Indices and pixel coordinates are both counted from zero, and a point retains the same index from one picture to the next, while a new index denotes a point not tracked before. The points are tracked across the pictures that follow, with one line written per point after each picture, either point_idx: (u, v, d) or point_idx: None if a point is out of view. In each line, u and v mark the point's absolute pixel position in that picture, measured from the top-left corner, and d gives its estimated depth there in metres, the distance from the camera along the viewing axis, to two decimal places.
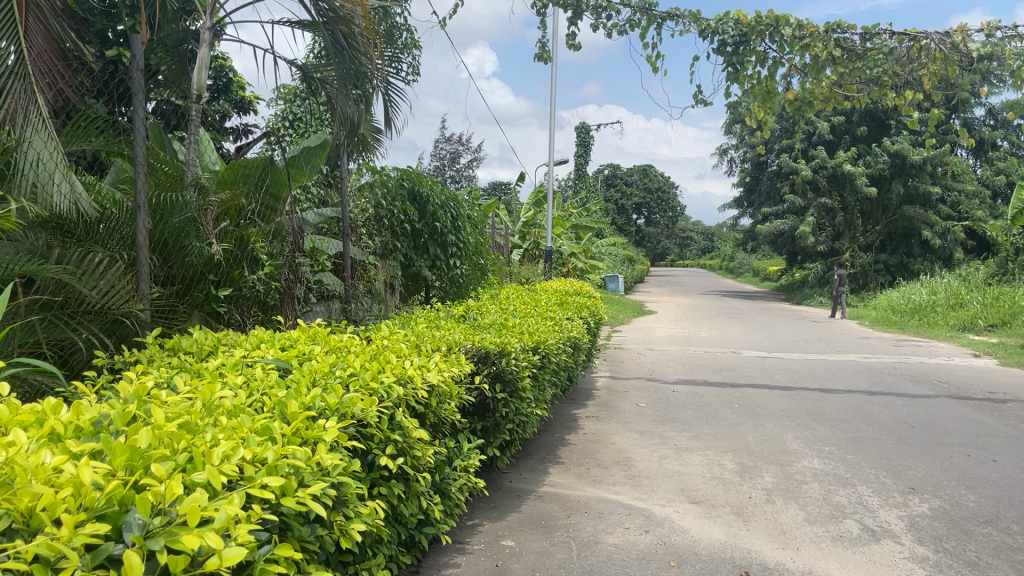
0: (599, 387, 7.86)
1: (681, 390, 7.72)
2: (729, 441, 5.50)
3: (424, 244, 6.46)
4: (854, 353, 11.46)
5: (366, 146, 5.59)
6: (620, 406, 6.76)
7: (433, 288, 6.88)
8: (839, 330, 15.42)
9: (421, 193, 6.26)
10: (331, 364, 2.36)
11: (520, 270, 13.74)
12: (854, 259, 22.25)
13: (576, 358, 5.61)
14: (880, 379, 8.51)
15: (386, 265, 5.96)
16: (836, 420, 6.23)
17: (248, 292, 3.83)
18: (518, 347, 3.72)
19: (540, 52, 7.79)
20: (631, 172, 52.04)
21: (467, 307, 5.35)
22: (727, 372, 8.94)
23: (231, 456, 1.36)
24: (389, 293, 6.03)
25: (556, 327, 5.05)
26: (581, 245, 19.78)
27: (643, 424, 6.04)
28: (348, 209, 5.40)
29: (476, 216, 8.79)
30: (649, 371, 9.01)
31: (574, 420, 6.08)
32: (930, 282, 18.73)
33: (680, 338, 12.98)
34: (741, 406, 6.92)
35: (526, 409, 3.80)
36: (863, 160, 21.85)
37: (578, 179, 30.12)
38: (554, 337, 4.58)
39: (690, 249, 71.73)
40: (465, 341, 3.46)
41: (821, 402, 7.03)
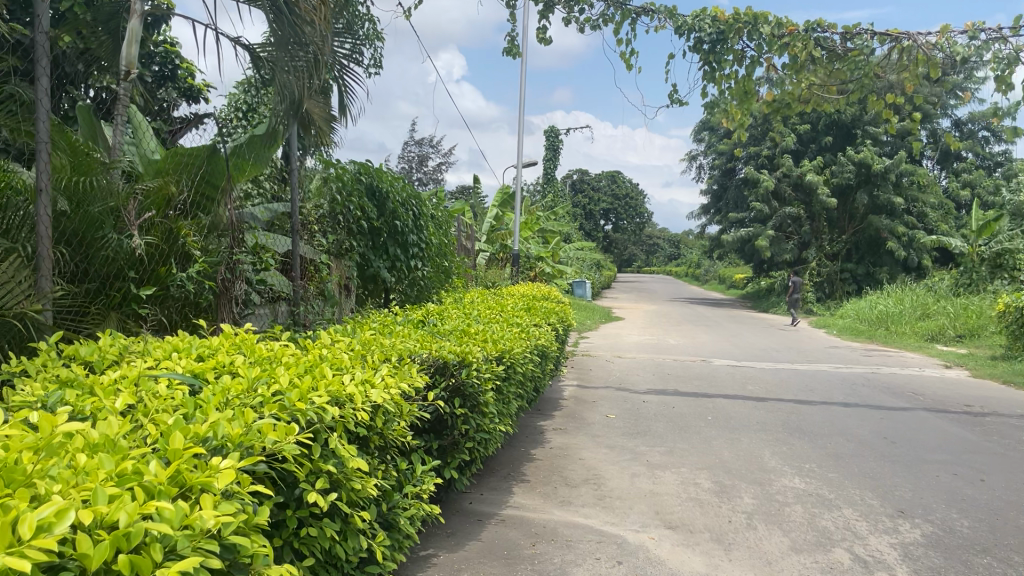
0: (566, 396, 7.53)
1: (651, 400, 7.42)
2: (704, 456, 5.18)
3: (384, 244, 6.08)
4: (825, 363, 11.29)
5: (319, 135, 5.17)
6: (588, 417, 6.43)
7: (393, 293, 6.47)
8: (808, 339, 15.32)
9: (380, 188, 5.90)
10: (251, 378, 1.98)
11: (486, 273, 13.39)
12: (820, 267, 22.26)
13: (543, 368, 5.24)
14: (853, 391, 8.30)
15: (340, 264, 5.56)
16: (814, 435, 5.96)
17: (177, 292, 3.40)
18: (481, 356, 3.35)
19: (509, 47, 7.44)
20: (599, 178, 51.99)
21: (428, 312, 4.96)
22: (697, 382, 8.66)
23: (52, 526, 1.06)
24: (343, 294, 5.64)
25: (523, 336, 4.68)
26: (549, 250, 19.50)
27: (613, 437, 5.72)
28: (298, 202, 4.94)
29: (441, 216, 8.41)
30: (618, 380, 8.71)
31: (540, 433, 5.73)
32: (897, 292, 18.76)
33: (649, 345, 12.72)
34: (714, 417, 6.64)
35: (488, 425, 3.42)
36: (829, 169, 21.88)
37: (546, 183, 29.90)
38: (520, 346, 4.20)
39: (657, 256, 72.00)
40: (421, 350, 3.09)
41: (797, 415, 6.77)
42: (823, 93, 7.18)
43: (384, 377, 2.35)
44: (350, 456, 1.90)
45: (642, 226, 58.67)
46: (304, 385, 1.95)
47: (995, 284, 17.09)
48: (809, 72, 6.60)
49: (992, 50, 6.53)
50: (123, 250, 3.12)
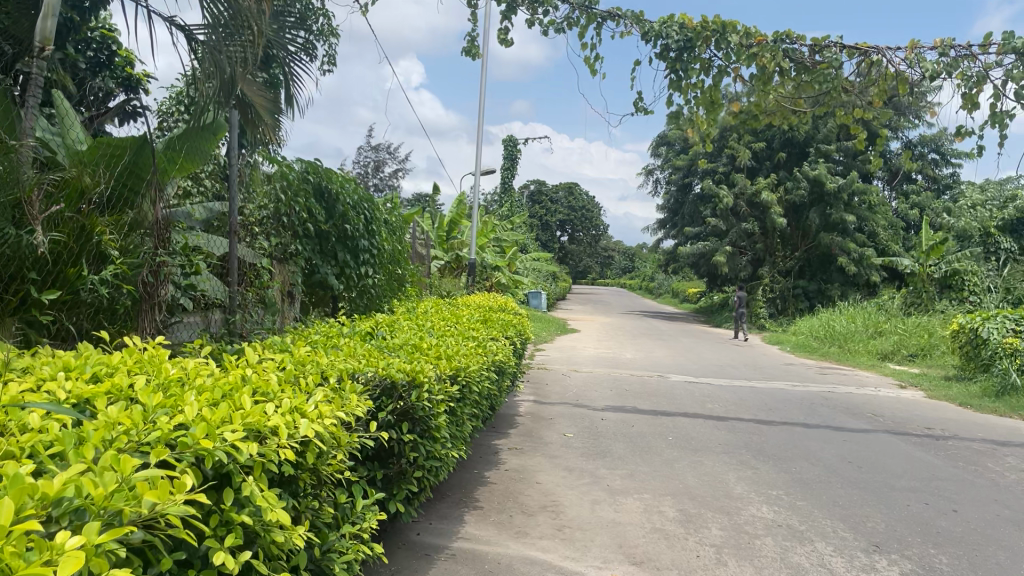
0: (521, 412, 7.21)
1: (609, 418, 7.15)
2: (667, 481, 4.91)
3: (332, 249, 5.71)
4: (781, 380, 11.17)
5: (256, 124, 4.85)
6: (546, 437, 6.12)
7: (341, 301, 6.11)
8: (763, 355, 15.26)
9: (329, 189, 5.55)
10: (150, 408, 1.64)
11: (440, 282, 13.04)
12: (773, 284, 22.34)
13: (500, 384, 4.91)
14: (814, 410, 8.15)
15: (284, 268, 5.16)
16: (779, 458, 5.75)
17: (88, 297, 3.04)
18: (433, 374, 3.02)
19: (469, 47, 7.14)
20: (556, 189, 51.93)
21: (377, 323, 4.61)
22: (656, 398, 8.43)
23: None
24: (287, 302, 5.24)
25: (480, 350, 4.35)
26: (505, 259, 19.19)
27: (572, 458, 5.42)
28: (237, 200, 4.52)
29: (395, 222, 8.06)
30: (575, 395, 8.43)
31: (495, 453, 5.40)
32: (849, 310, 18.86)
33: (604, 359, 12.49)
34: (675, 437, 6.39)
35: (440, 451, 3.10)
36: (783, 187, 22.02)
37: (504, 193, 29.63)
38: (476, 363, 3.87)
39: (612, 268, 72.24)
40: (365, 368, 2.74)
41: (760, 436, 6.57)
42: (790, 105, 7.01)
43: (317, 404, 2.01)
44: (268, 503, 1.57)
45: (598, 239, 58.78)
46: (215, 415, 1.61)
47: (943, 304, 17.28)
48: (778, 84, 6.41)
49: (961, 68, 6.42)
50: (23, 248, 2.76)
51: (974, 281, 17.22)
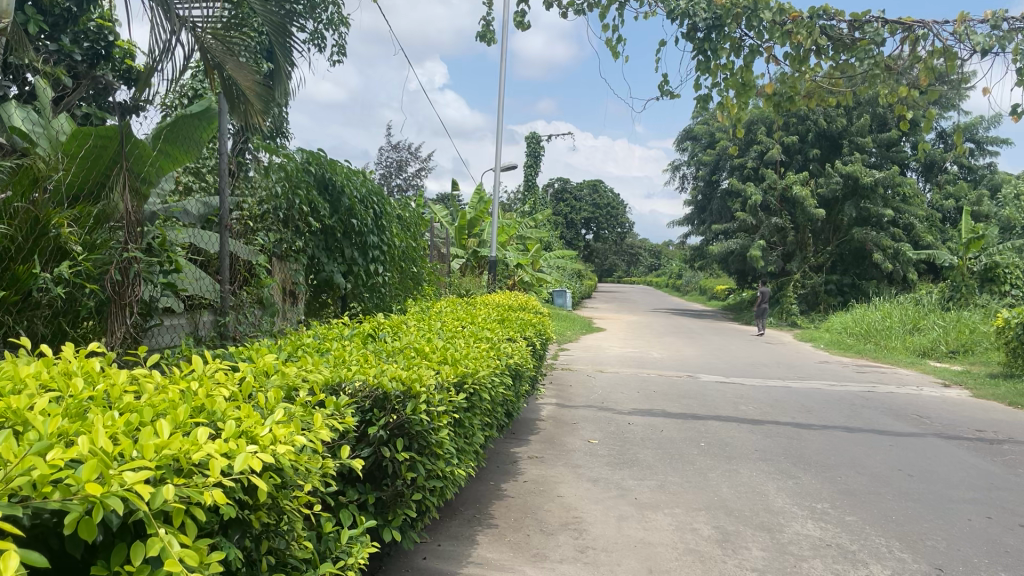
0: (544, 416, 6.82)
1: (637, 422, 6.74)
2: (700, 494, 4.50)
3: (338, 245, 5.38)
4: (817, 380, 10.67)
5: (245, 112, 4.41)
6: (570, 444, 5.72)
7: (349, 300, 5.79)
8: (795, 353, 14.74)
9: (334, 182, 5.21)
10: (44, 438, 1.27)
11: (460, 281, 12.67)
12: (805, 280, 21.69)
13: (516, 388, 4.54)
14: (855, 412, 7.69)
15: (285, 266, 4.81)
16: (822, 466, 5.32)
17: (41, 298, 2.75)
18: (434, 382, 2.64)
19: (484, 31, 6.77)
20: (581, 187, 51.35)
21: (382, 324, 4.24)
22: (686, 400, 8.00)
23: None
24: (290, 302, 4.93)
25: (493, 353, 3.97)
26: (528, 257, 18.79)
27: (597, 468, 5.02)
28: (228, 193, 4.15)
29: (409, 218, 7.70)
30: (600, 397, 8.02)
31: (513, 463, 5.02)
32: (885, 305, 18.21)
33: (632, 359, 12.05)
34: (708, 443, 5.97)
35: (444, 469, 2.73)
36: (815, 182, 21.33)
37: (527, 190, 29.26)
38: (487, 367, 3.48)
39: (638, 266, 71.53)
40: (352, 376, 2.39)
41: (799, 441, 6.13)
42: (828, 86, 6.54)
43: (278, 423, 1.64)
44: (189, 564, 1.20)
45: (624, 237, 58.20)
46: (123, 446, 1.24)
47: (984, 297, 16.62)
48: (815, 63, 5.93)
49: (1016, 41, 5.89)
50: None
51: (1017, 273, 16.56)
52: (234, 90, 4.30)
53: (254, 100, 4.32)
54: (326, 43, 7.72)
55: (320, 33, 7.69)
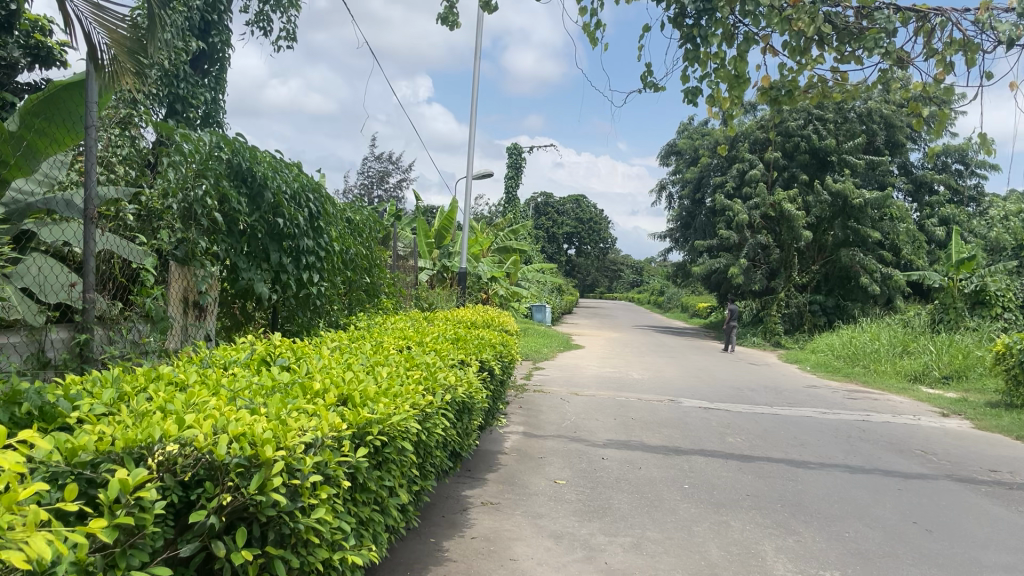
0: (506, 448, 6.00)
1: (612, 457, 5.93)
2: (683, 558, 3.71)
3: (263, 249, 4.59)
4: (808, 406, 9.92)
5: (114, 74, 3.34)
6: (532, 485, 4.91)
7: (279, 312, 5.02)
8: (782, 376, 13.99)
9: (254, 173, 4.42)
10: None
11: (427, 294, 11.82)
12: (789, 299, 21.04)
13: (462, 424, 3.72)
14: (853, 447, 6.93)
15: (186, 271, 3.99)
16: (824, 518, 4.54)
17: None
18: (308, 436, 1.84)
19: (446, 13, 5.96)
20: (564, 201, 50.60)
21: (298, 344, 3.42)
22: (667, 430, 7.20)
23: None
24: (197, 315, 4.13)
25: (428, 385, 3.15)
26: (504, 270, 17.96)
27: (561, 519, 4.21)
28: (92, 184, 3.18)
29: (362, 220, 6.89)
30: (572, 426, 7.20)
31: (462, 512, 4.20)
32: (873, 326, 17.54)
33: (609, 380, 11.24)
34: (692, 485, 5.18)
35: (329, 561, 1.91)
36: (802, 200, 20.65)
37: (507, 203, 28.48)
38: (412, 404, 2.68)
39: (620, 281, 70.94)
40: (169, 439, 1.65)
41: (796, 484, 5.36)
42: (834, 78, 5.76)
43: None
44: None
45: (606, 253, 57.59)
46: None
47: (976, 320, 15.98)
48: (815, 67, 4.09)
49: None
50: None
51: (1009, 296, 15.92)
52: (92, 51, 3.17)
53: (123, 59, 3.23)
54: (272, 25, 7.09)
55: (266, 14, 7.10)
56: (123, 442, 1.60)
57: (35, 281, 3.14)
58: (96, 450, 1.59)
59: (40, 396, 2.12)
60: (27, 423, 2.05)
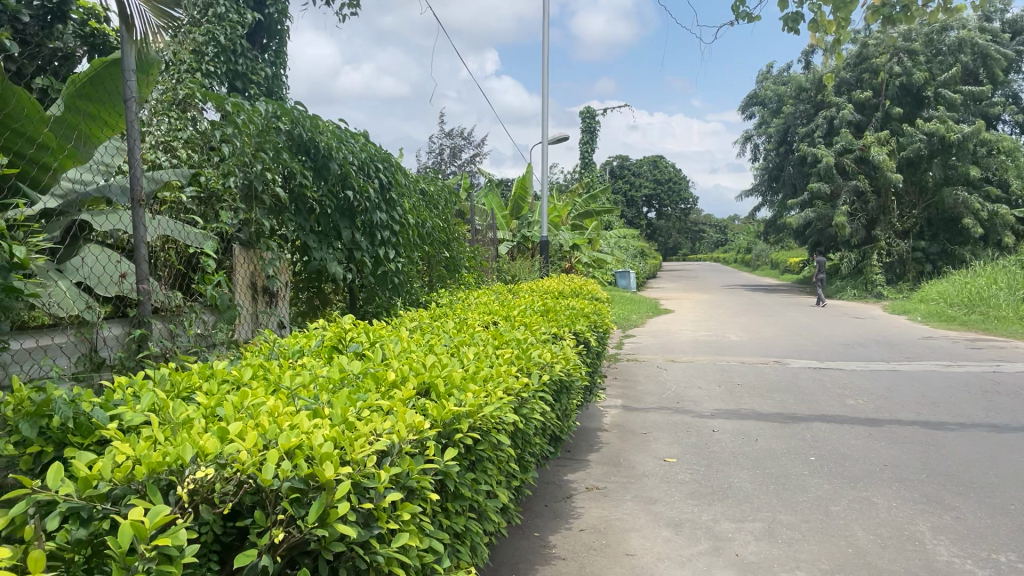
0: (606, 424, 5.57)
1: (723, 429, 5.42)
2: (827, 545, 3.21)
3: (334, 226, 4.25)
4: (928, 359, 9.12)
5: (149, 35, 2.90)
6: (641, 465, 4.47)
7: (355, 293, 4.73)
8: (893, 328, 13.05)
9: (317, 143, 4.05)
10: None
11: (508, 266, 11.44)
12: (890, 246, 19.77)
13: (561, 405, 3.31)
14: (993, 402, 6.21)
15: (252, 255, 3.69)
16: (982, 488, 3.94)
17: None
18: (382, 441, 1.43)
19: None
20: (640, 164, 49.35)
21: (373, 327, 3.05)
22: (779, 396, 6.62)
23: None
24: (268, 302, 3.84)
25: (522, 364, 2.74)
26: (585, 236, 17.43)
27: (678, 503, 3.77)
28: (138, 170, 2.83)
29: (437, 192, 6.53)
30: (674, 395, 6.71)
31: (568, 500, 3.81)
32: (987, 269, 16.33)
33: (706, 343, 10.66)
34: (820, 457, 4.64)
35: None
36: (895, 142, 19.29)
37: (584, 169, 27.81)
38: (506, 391, 2.27)
39: (703, 242, 69.06)
40: (205, 461, 1.27)
41: (939, 449, 4.75)
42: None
43: None
44: None
45: (687, 213, 56.08)
46: None
47: None
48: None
49: None
50: None
51: None
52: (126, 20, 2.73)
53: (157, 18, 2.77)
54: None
55: None
56: (148, 468, 1.24)
57: (89, 274, 2.90)
58: (116, 478, 1.25)
59: (76, 404, 1.79)
60: (64, 440, 1.74)
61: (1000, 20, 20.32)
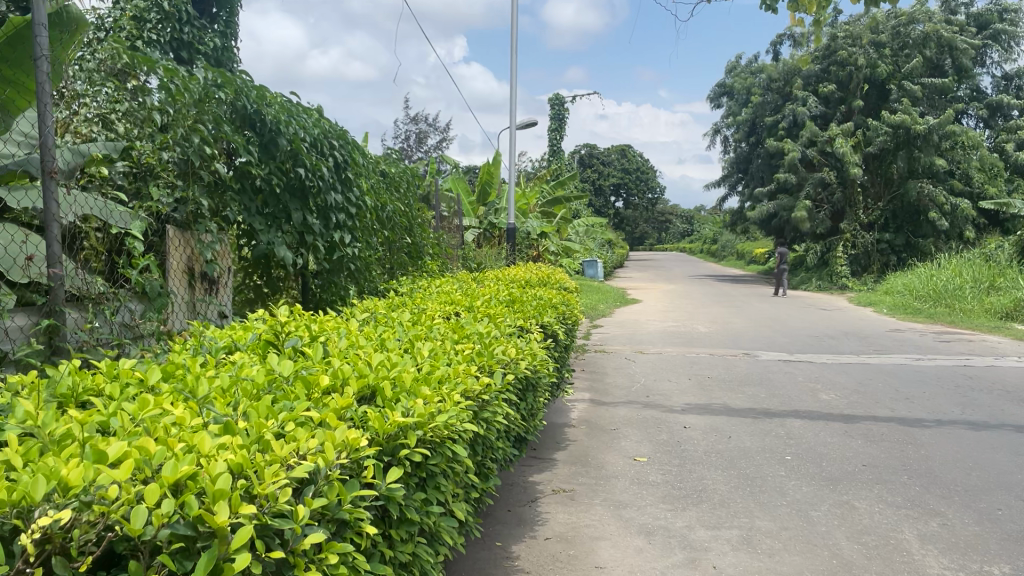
0: (573, 420, 5.33)
1: (695, 425, 5.19)
2: (809, 556, 3.00)
3: (284, 208, 3.92)
4: (898, 352, 9.02)
5: None
6: (610, 465, 4.23)
7: (308, 279, 4.41)
8: (860, 320, 13.01)
9: (263, 117, 3.71)
10: None
11: (473, 254, 11.12)
12: (855, 239, 19.81)
13: (527, 403, 3.03)
14: (968, 398, 6.08)
15: (188, 237, 3.35)
16: (966, 491, 3.76)
17: None
18: (301, 470, 1.16)
19: None
20: (608, 153, 49.14)
21: (321, 320, 2.75)
22: (751, 390, 6.44)
23: None
24: (208, 289, 3.50)
25: (483, 363, 2.45)
26: (553, 224, 17.17)
27: (650, 508, 3.53)
28: (49, 140, 2.49)
29: (399, 174, 6.20)
30: (644, 389, 6.49)
31: (533, 505, 3.56)
32: (951, 262, 16.37)
33: (674, 334, 10.48)
34: (797, 456, 4.43)
35: None
36: (860, 134, 19.22)
37: (552, 156, 27.52)
38: (464, 397, 1.99)
39: (670, 232, 69.26)
40: (59, 503, 1.00)
41: (918, 448, 4.57)
42: None
43: None
44: None
45: (655, 203, 56.11)
46: None
47: None
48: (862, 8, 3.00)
49: None
50: None
51: None
52: None
53: None
54: None
55: None
56: None
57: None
58: None
59: None
60: None
61: (966, 14, 20.39)
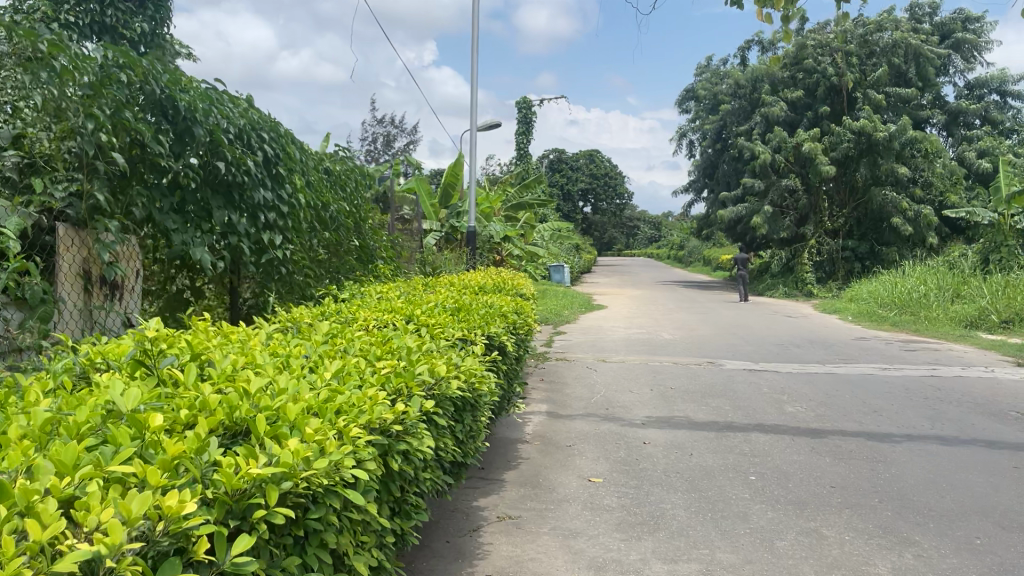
0: (527, 435, 5.01)
1: (655, 441, 4.90)
2: None
3: (203, 206, 3.57)
4: (864, 361, 8.83)
5: None
6: (562, 487, 3.91)
7: (235, 282, 4.07)
8: (827, 327, 12.88)
9: (177, 104, 3.34)
10: None
11: (432, 258, 10.75)
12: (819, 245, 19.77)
13: (463, 425, 2.73)
14: (937, 411, 5.86)
15: (84, 236, 2.97)
16: (942, 517, 3.50)
17: None
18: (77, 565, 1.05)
19: None
20: (577, 157, 48.93)
21: (227, 333, 2.42)
22: (715, 401, 6.16)
23: None
24: (109, 296, 3.12)
25: (404, 383, 2.15)
26: (518, 228, 16.82)
27: (603, 538, 3.22)
28: None
29: (345, 172, 5.82)
30: (604, 400, 6.19)
31: (475, 534, 3.23)
32: (915, 270, 16.21)
33: (638, 342, 10.21)
34: (762, 475, 4.15)
35: None
36: (827, 139, 19.03)
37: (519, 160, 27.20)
38: (368, 429, 1.69)
39: (638, 238, 69.30)
40: None
41: (888, 466, 4.31)
42: None
43: None
44: None
45: (623, 209, 56.06)
46: None
47: None
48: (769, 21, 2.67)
49: None
50: None
51: None
52: None
53: None
54: None
55: None
56: None
57: None
58: None
59: None
60: None
61: (931, 23, 20.52)
